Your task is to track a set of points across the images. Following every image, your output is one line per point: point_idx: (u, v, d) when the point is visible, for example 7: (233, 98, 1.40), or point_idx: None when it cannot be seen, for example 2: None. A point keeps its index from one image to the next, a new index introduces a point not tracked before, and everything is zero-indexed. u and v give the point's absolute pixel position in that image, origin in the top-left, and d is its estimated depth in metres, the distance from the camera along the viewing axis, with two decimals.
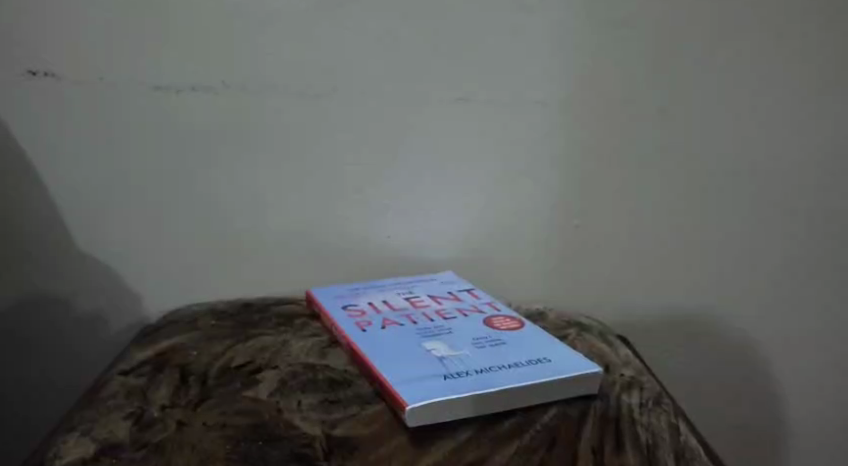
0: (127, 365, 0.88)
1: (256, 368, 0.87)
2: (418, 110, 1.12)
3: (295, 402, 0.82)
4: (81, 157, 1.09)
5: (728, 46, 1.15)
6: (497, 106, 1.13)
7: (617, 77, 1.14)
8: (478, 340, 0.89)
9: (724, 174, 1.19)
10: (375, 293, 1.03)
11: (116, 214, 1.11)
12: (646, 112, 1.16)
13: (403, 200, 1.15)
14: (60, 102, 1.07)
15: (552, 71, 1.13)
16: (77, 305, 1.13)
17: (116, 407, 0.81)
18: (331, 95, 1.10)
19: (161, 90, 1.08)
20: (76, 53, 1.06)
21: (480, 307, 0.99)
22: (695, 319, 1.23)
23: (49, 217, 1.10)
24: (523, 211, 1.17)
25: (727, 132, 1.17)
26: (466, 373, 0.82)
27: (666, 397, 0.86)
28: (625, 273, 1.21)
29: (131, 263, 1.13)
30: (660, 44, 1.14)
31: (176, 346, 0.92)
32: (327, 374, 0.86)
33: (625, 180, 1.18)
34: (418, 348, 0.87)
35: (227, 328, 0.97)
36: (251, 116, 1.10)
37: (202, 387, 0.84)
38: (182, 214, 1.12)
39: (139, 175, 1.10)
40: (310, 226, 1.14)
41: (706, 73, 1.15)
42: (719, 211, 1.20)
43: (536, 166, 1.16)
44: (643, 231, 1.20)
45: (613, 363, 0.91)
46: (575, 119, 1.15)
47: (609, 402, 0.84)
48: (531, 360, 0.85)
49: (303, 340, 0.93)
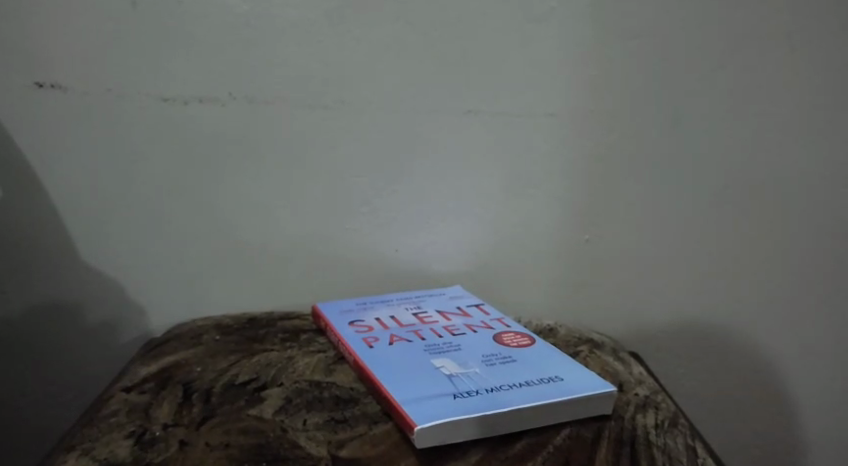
0: (130, 381, 0.86)
1: (261, 385, 0.85)
2: (427, 121, 1.11)
3: (300, 421, 0.80)
4: (86, 168, 1.07)
5: (743, 57, 1.13)
6: (507, 118, 1.12)
7: (629, 88, 1.12)
8: (488, 357, 0.87)
9: (738, 187, 1.16)
10: (383, 307, 1.01)
11: (121, 226, 1.09)
12: (659, 124, 1.14)
13: (411, 213, 1.13)
14: (65, 113, 1.05)
15: (563, 82, 1.11)
16: (82, 318, 1.12)
17: (118, 425, 0.79)
18: (338, 107, 1.09)
19: (167, 102, 1.06)
20: (82, 63, 1.04)
21: (490, 323, 0.96)
22: (708, 334, 1.21)
23: (53, 229, 1.09)
24: (534, 224, 1.15)
25: (742, 144, 1.15)
26: (476, 392, 0.80)
27: (682, 418, 0.84)
28: (637, 287, 1.19)
29: (135, 276, 1.11)
30: (673, 54, 1.12)
31: (180, 362, 0.90)
32: (334, 391, 0.84)
33: (638, 193, 1.16)
34: (427, 365, 0.85)
35: (232, 343, 0.95)
36: (258, 128, 1.08)
37: (205, 404, 0.82)
38: (188, 227, 1.10)
39: (145, 187, 1.08)
40: (317, 239, 1.13)
41: (719, 85, 1.13)
42: (733, 225, 1.18)
43: (546, 178, 1.14)
44: (656, 244, 1.18)
45: (627, 382, 0.89)
46: (587, 131, 1.13)
47: (623, 422, 0.82)
48: (543, 378, 0.83)
49: (309, 355, 0.91)
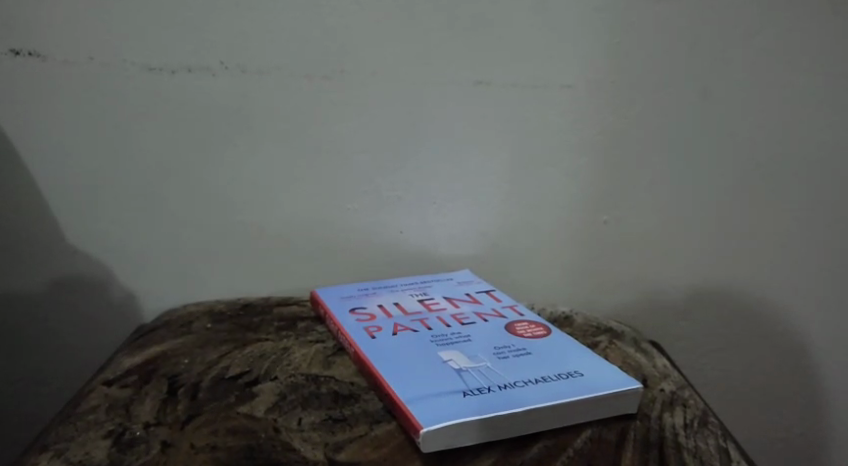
0: (112, 374, 0.80)
1: (253, 379, 0.78)
2: (435, 93, 1.03)
3: (295, 420, 0.73)
4: (70, 144, 1.00)
5: (774, 25, 1.05)
6: (521, 90, 1.04)
7: (651, 59, 1.05)
8: (500, 349, 0.80)
9: (767, 166, 1.09)
10: (387, 294, 0.94)
11: (108, 206, 1.02)
12: (683, 98, 1.06)
13: (417, 192, 1.06)
14: (47, 85, 0.98)
15: (582, 52, 1.04)
16: (68, 303, 1.05)
17: (95, 423, 0.73)
18: (339, 78, 1.01)
19: (155, 72, 0.99)
20: (63, 30, 0.97)
21: (502, 311, 0.90)
22: (732, 322, 1.14)
23: (35, 209, 1.02)
24: (549, 204, 1.08)
25: (771, 119, 1.08)
26: (489, 389, 0.74)
27: (712, 417, 0.77)
28: (658, 272, 1.12)
29: (123, 259, 1.04)
30: (698, 22, 1.04)
31: (167, 352, 0.83)
32: (333, 386, 0.78)
33: (659, 172, 1.08)
34: (433, 358, 0.78)
35: (224, 332, 0.88)
36: (254, 100, 1.01)
37: (192, 400, 0.75)
38: (178, 207, 1.03)
39: (133, 165, 1.01)
40: (317, 220, 1.06)
41: (748, 55, 1.06)
42: (761, 206, 1.10)
43: (561, 156, 1.07)
44: (678, 226, 1.11)
45: (651, 376, 0.82)
46: (605, 105, 1.06)
47: (650, 422, 0.75)
48: (561, 373, 0.76)
49: (307, 346, 0.84)
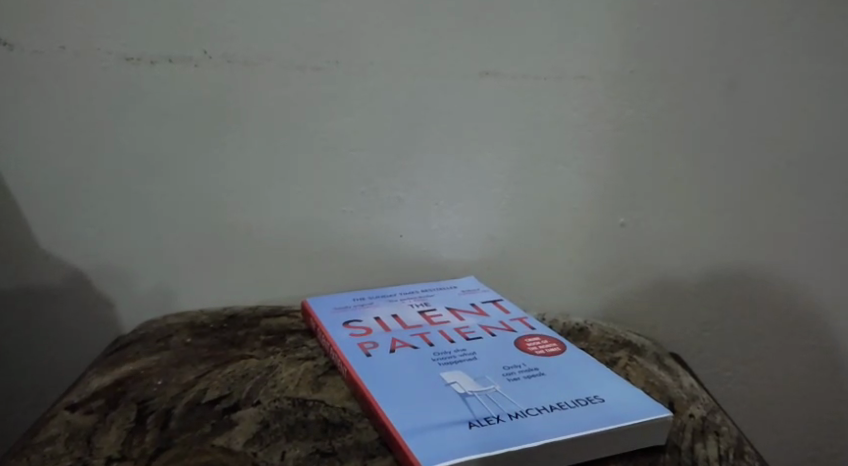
0: (77, 397, 0.71)
1: (233, 405, 0.70)
2: (437, 86, 0.95)
3: (278, 455, 0.65)
4: (42, 141, 0.91)
5: (806, 9, 0.97)
6: (532, 81, 0.96)
7: (673, 47, 0.97)
8: (510, 369, 0.72)
9: (796, 163, 1.01)
10: (384, 304, 0.86)
11: (83, 208, 0.94)
12: (707, 89, 0.98)
13: (419, 193, 0.98)
14: (15, 76, 0.89)
15: (598, 39, 0.96)
16: (42, 313, 0.97)
17: (52, 457, 0.65)
18: (333, 69, 0.93)
19: (132, 62, 0.90)
20: (32, 14, 0.88)
21: (510, 324, 0.81)
22: (760, 331, 1.06)
23: (3, 210, 0.93)
24: (562, 205, 1.00)
25: (799, 112, 0.99)
26: (497, 419, 0.65)
27: (747, 446, 0.69)
28: (680, 279, 1.04)
29: (101, 266, 0.96)
30: (723, 7, 0.96)
31: (139, 372, 0.75)
32: (321, 413, 0.69)
33: (682, 170, 1.00)
34: (435, 381, 0.70)
35: (204, 348, 0.79)
36: (240, 93, 0.93)
37: (163, 431, 0.67)
38: (159, 209, 0.95)
39: (108, 163, 0.93)
40: (310, 223, 0.97)
41: (776, 42, 0.97)
42: (790, 208, 1.02)
43: (575, 152, 0.98)
44: (702, 227, 1.02)
45: (679, 399, 0.74)
46: (624, 98, 0.97)
47: (681, 455, 0.67)
48: (579, 399, 0.68)
49: (295, 365, 0.76)
